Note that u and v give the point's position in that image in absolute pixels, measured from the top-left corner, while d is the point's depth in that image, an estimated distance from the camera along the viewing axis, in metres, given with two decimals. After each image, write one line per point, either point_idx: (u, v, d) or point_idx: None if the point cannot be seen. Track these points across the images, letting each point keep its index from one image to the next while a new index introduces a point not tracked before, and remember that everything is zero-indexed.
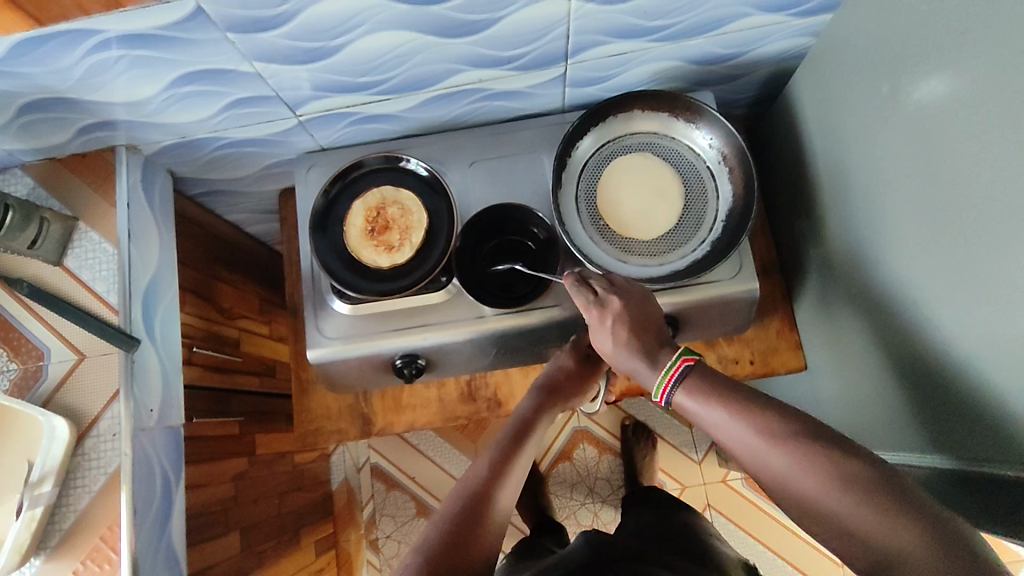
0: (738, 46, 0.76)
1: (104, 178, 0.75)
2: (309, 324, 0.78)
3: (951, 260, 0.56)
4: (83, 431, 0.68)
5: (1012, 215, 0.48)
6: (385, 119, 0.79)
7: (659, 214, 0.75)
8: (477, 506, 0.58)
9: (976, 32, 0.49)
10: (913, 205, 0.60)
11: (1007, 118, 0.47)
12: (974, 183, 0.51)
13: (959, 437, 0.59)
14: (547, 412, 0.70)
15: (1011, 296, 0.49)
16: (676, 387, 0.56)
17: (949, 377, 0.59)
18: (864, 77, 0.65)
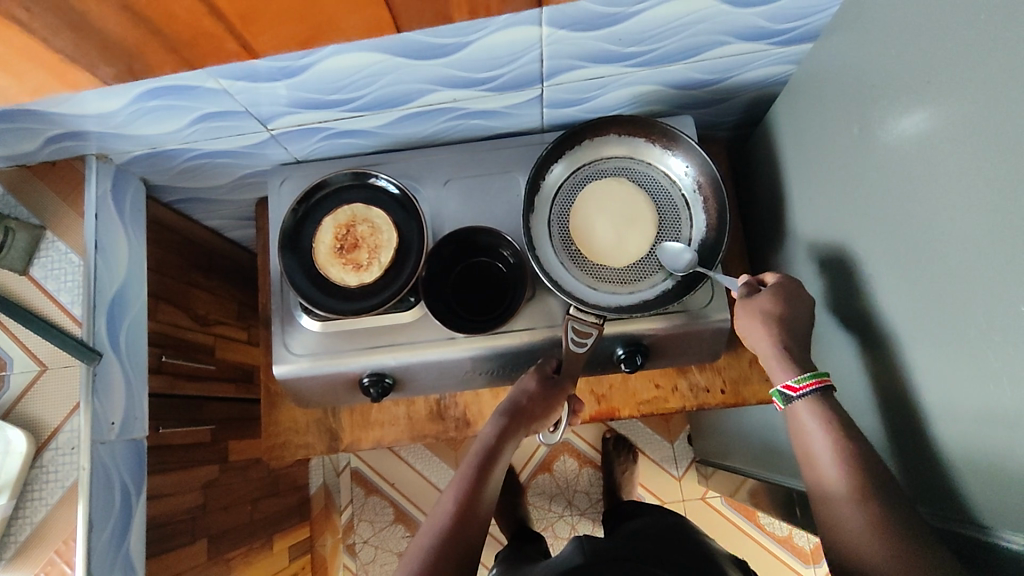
0: (718, 73, 0.74)
1: (73, 188, 0.74)
2: (277, 340, 0.77)
3: (912, 307, 0.55)
4: (42, 443, 0.69)
5: (975, 271, 0.47)
6: (359, 134, 0.78)
7: (635, 239, 0.74)
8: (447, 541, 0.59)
9: (947, 81, 0.48)
10: (879, 247, 0.59)
11: (971, 174, 0.46)
12: (936, 234, 0.51)
13: (919, 487, 0.58)
14: (513, 436, 0.71)
15: (966, 351, 0.49)
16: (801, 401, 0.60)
17: (913, 424, 0.58)
18: (840, 112, 0.64)
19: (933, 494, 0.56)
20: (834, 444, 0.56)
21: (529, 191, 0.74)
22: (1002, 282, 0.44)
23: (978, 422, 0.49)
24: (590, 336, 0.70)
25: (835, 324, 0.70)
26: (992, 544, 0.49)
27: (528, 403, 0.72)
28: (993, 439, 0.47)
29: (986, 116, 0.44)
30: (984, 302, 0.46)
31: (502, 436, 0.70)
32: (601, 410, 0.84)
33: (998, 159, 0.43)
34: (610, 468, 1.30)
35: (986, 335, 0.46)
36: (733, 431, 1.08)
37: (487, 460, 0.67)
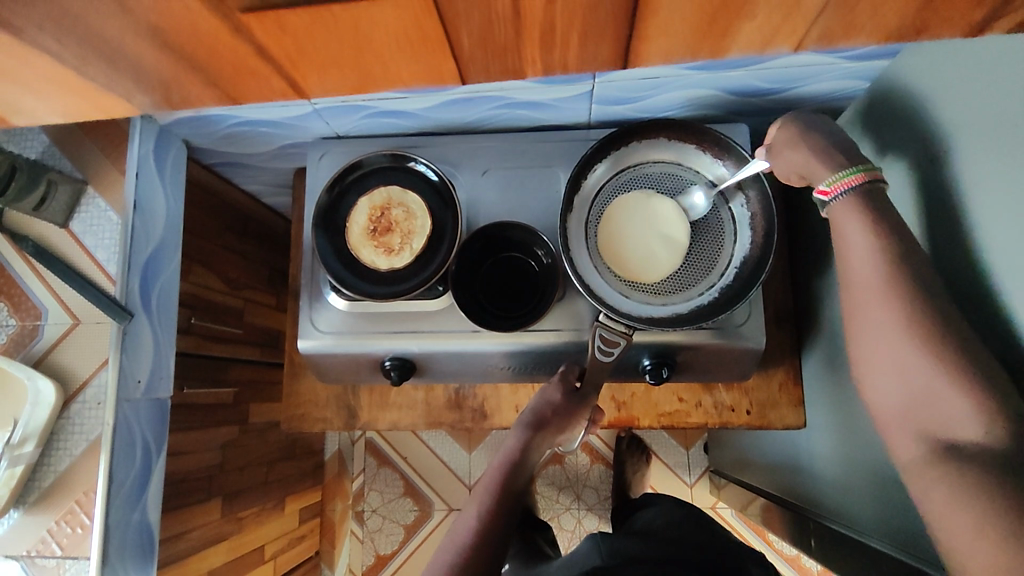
0: (782, 82, 0.70)
1: (117, 145, 0.75)
2: (304, 315, 0.78)
3: None
4: (70, 396, 0.70)
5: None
6: (403, 115, 0.77)
7: (669, 224, 0.71)
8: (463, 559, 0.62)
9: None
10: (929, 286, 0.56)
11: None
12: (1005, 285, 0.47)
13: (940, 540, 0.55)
14: (535, 449, 0.72)
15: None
16: (846, 194, 0.55)
17: None
18: (907, 139, 0.59)
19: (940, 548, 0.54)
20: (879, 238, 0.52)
21: (569, 188, 0.71)
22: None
23: None
24: (617, 346, 0.69)
25: None
26: None
27: (552, 417, 0.72)
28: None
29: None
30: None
31: (524, 450, 0.71)
32: (620, 417, 0.83)
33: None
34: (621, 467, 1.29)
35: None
36: (751, 447, 1.06)
37: (507, 476, 0.69)
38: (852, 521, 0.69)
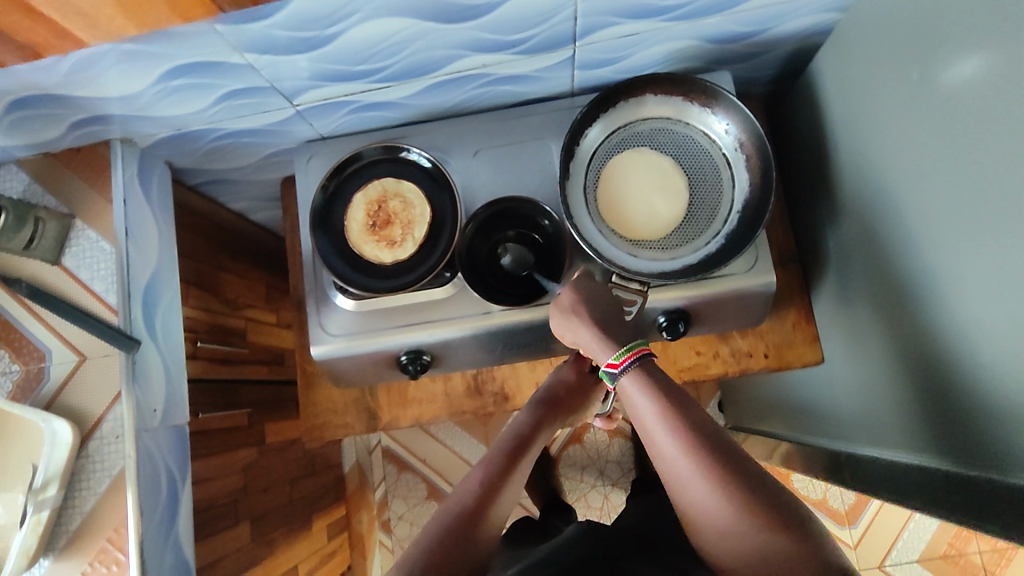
0: (757, 25, 0.71)
1: (100, 174, 0.73)
2: (312, 320, 0.76)
3: (971, 255, 0.52)
4: (87, 433, 0.68)
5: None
6: (386, 106, 0.76)
7: (645, 175, 0.72)
8: (479, 506, 0.60)
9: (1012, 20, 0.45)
10: (931, 197, 0.57)
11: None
12: (1001, 180, 0.47)
13: (965, 442, 0.56)
14: (547, 423, 0.73)
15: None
16: (628, 368, 0.59)
17: (963, 383, 0.56)
18: (889, 60, 0.60)
19: (972, 449, 0.55)
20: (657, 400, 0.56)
21: (564, 155, 0.72)
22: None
23: None
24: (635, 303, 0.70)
25: (878, 283, 0.68)
26: None
27: (565, 393, 0.77)
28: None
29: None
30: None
31: (537, 424, 0.72)
32: None
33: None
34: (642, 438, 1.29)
35: None
36: (768, 397, 1.07)
37: (520, 444, 0.69)
38: (881, 442, 0.70)
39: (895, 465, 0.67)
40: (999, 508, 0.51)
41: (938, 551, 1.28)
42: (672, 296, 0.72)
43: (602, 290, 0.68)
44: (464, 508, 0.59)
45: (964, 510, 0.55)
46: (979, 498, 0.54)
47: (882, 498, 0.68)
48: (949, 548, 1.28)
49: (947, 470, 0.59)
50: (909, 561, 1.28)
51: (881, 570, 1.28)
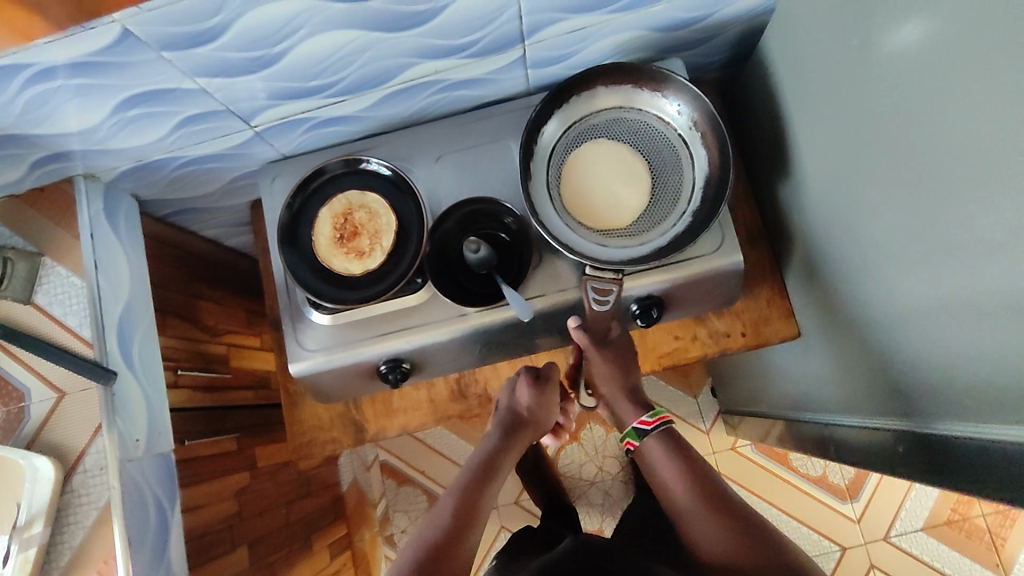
0: (700, 10, 0.72)
1: (66, 211, 0.74)
2: (289, 338, 0.76)
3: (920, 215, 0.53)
4: (70, 468, 0.68)
5: (983, 170, 0.44)
6: (345, 120, 0.77)
7: (594, 174, 0.73)
8: (453, 523, 0.66)
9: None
10: (876, 162, 0.58)
11: (967, 70, 0.44)
12: (937, 136, 0.48)
13: (935, 400, 0.57)
14: (512, 448, 0.77)
15: (981, 255, 0.47)
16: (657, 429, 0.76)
17: (927, 340, 0.56)
18: (825, 32, 0.61)
19: (943, 406, 0.56)
20: (679, 472, 0.71)
21: (523, 155, 0.72)
22: (1003, 177, 0.42)
23: (1000, 329, 0.46)
24: (610, 293, 0.71)
25: (839, 251, 0.69)
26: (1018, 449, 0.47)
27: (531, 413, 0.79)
28: (1007, 341, 0.46)
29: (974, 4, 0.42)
30: (990, 202, 0.44)
31: (500, 453, 0.76)
32: None
33: (993, 52, 0.41)
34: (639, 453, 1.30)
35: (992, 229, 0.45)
36: (753, 377, 1.08)
37: (485, 472, 0.73)
38: (858, 410, 0.71)
39: (876, 432, 0.68)
40: (974, 466, 0.52)
41: (941, 517, 1.28)
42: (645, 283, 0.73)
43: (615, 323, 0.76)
44: (439, 529, 0.65)
45: (939, 469, 0.56)
46: (953, 458, 0.54)
47: (875, 470, 0.68)
48: (951, 514, 1.28)
49: (921, 431, 0.59)
50: (914, 530, 1.28)
51: (887, 541, 1.28)
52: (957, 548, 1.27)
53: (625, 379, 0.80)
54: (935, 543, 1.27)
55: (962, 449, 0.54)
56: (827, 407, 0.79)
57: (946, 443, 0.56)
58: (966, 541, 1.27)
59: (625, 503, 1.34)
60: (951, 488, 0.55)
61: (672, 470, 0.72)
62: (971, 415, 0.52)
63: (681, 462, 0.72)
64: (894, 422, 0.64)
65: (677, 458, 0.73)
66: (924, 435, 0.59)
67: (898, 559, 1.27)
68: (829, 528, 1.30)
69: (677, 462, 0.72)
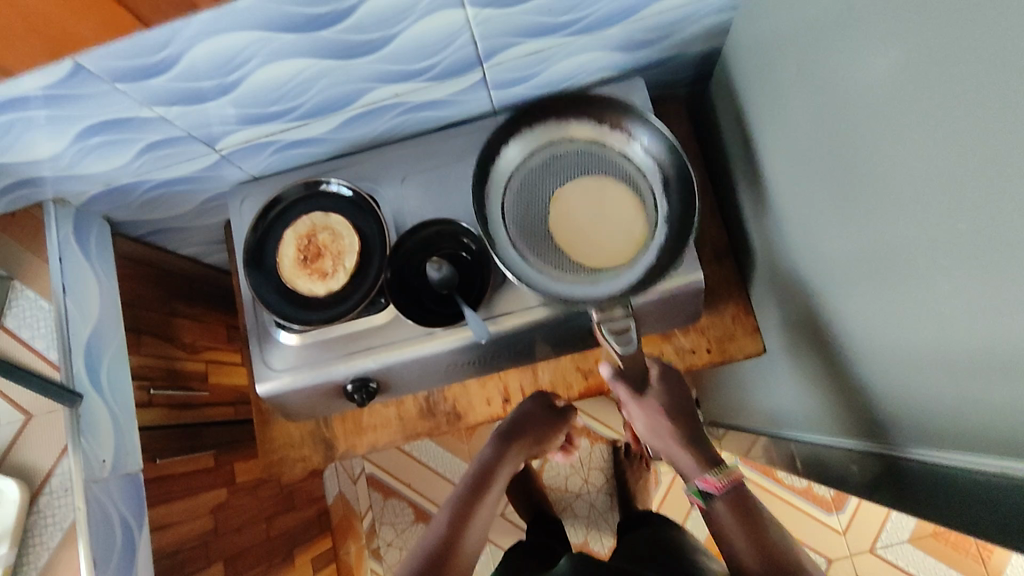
0: (659, 30, 0.72)
1: (36, 235, 0.75)
2: (256, 359, 0.77)
3: (862, 238, 0.53)
4: (37, 489, 0.69)
5: (910, 196, 0.45)
6: (311, 143, 0.78)
7: (563, 217, 0.70)
8: (452, 526, 0.69)
9: (858, 9, 0.46)
10: (823, 185, 0.58)
11: (891, 97, 0.44)
12: (872, 162, 0.49)
13: (891, 422, 0.56)
14: (508, 455, 0.81)
15: (913, 280, 0.47)
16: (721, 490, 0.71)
17: (877, 362, 0.56)
18: (775, 53, 0.62)
19: (897, 429, 0.56)
20: (737, 512, 0.69)
21: (477, 183, 0.71)
22: (928, 205, 0.43)
23: (938, 353, 0.47)
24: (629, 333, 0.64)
25: (799, 270, 0.69)
26: (969, 477, 0.47)
27: (527, 424, 0.83)
28: (948, 367, 0.46)
29: (895, 34, 0.42)
30: (920, 231, 0.45)
31: (499, 459, 0.80)
32: (590, 384, 0.85)
33: (913, 82, 0.42)
34: (622, 477, 1.30)
35: (922, 257, 0.45)
36: (731, 390, 1.07)
37: (485, 478, 0.77)
38: (823, 429, 0.72)
39: (840, 453, 0.68)
40: (930, 494, 0.52)
41: (927, 529, 1.27)
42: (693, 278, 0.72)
43: (676, 389, 0.79)
44: (441, 529, 0.69)
45: (903, 495, 0.56)
46: (912, 482, 0.54)
47: (849, 494, 0.68)
48: (938, 525, 1.27)
49: (877, 455, 0.60)
50: (900, 542, 1.27)
51: (872, 553, 1.27)
52: (943, 560, 1.26)
53: (677, 427, 0.78)
54: (921, 555, 1.26)
55: (917, 473, 0.54)
56: (797, 423, 0.79)
57: (902, 466, 0.56)
58: (953, 554, 1.26)
59: (610, 515, 1.35)
60: (911, 513, 0.55)
61: (726, 508, 0.70)
62: (923, 439, 0.52)
63: (747, 516, 0.69)
64: (856, 443, 0.64)
65: (743, 513, 0.69)
66: (880, 459, 0.59)
67: (885, 572, 1.26)
68: (815, 540, 1.29)
69: (741, 517, 0.69)
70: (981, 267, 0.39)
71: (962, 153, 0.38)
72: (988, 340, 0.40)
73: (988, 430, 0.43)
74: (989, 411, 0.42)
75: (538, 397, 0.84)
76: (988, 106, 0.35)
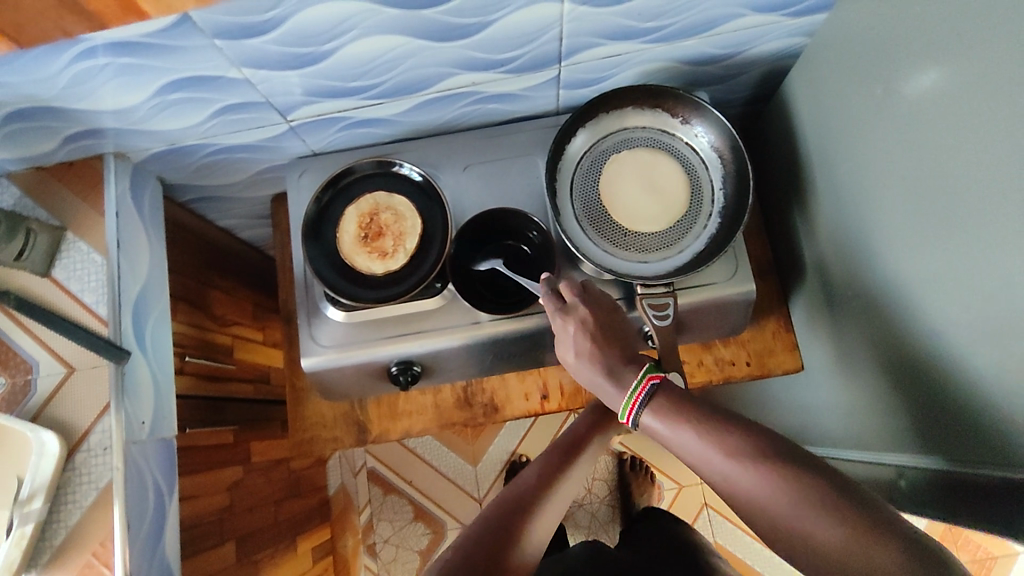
0: (731, 47, 0.75)
1: (92, 188, 0.74)
2: (303, 333, 0.76)
3: (938, 257, 0.55)
4: (73, 445, 0.68)
5: (1003, 217, 0.47)
6: (378, 123, 0.78)
7: (633, 200, 0.75)
8: (538, 486, 0.60)
9: (965, 36, 0.48)
10: (897, 203, 0.60)
11: (994, 121, 0.46)
12: (964, 187, 0.51)
13: (951, 440, 0.58)
14: (605, 427, 0.70)
15: (1004, 299, 0.48)
16: (643, 408, 0.57)
17: (941, 379, 0.58)
18: (855, 78, 0.64)
19: (958, 448, 0.57)
20: (686, 427, 0.54)
21: (550, 170, 0.75)
22: None
23: (1016, 371, 0.48)
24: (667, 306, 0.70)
25: (854, 286, 0.71)
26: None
27: None
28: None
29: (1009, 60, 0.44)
30: (1011, 250, 0.47)
31: (595, 425, 0.69)
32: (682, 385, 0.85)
33: (1022, 109, 0.44)
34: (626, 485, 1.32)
35: (1011, 274, 0.47)
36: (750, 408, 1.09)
37: (574, 443, 0.67)
38: (868, 447, 0.73)
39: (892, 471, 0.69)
40: (1008, 508, 0.52)
41: None
42: (744, 287, 0.74)
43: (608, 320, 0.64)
44: (524, 488, 0.60)
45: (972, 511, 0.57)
46: (978, 495, 0.55)
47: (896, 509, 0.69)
48: None
49: (937, 471, 0.61)
50: None
51: None
52: None
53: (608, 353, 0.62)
54: None
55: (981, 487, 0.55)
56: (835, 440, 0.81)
57: (965, 480, 0.57)
58: None
59: (612, 528, 1.34)
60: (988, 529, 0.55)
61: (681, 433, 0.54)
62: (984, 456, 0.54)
63: (694, 425, 0.53)
64: (910, 459, 0.65)
65: (682, 420, 0.54)
66: (940, 475, 0.61)
67: None
68: None
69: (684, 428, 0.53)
70: None
71: None
72: None
73: None
74: None
75: None
76: None
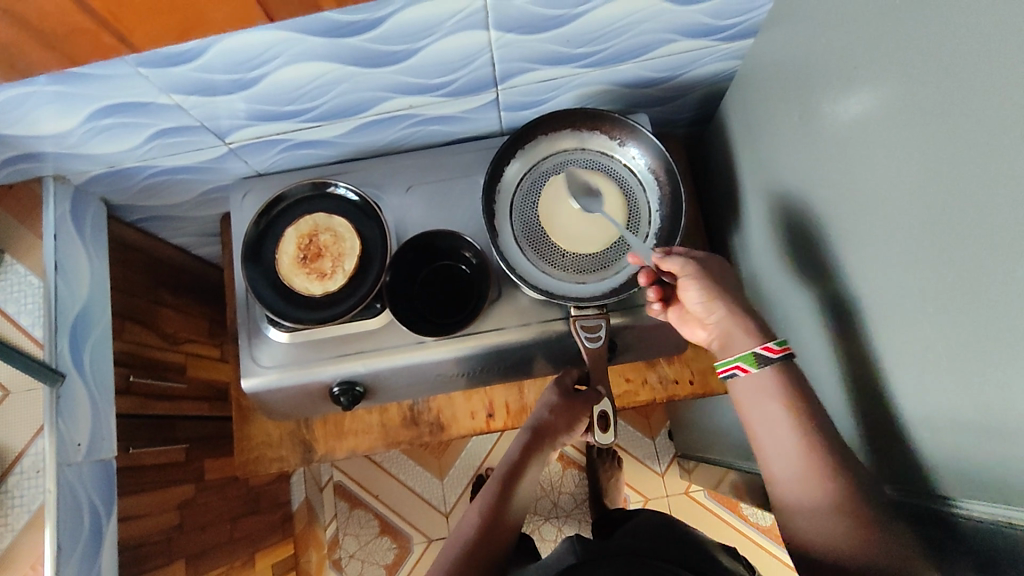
0: (666, 71, 0.76)
1: (31, 210, 0.74)
2: (244, 353, 0.77)
3: (853, 282, 0.56)
4: (6, 468, 0.68)
5: (907, 247, 0.47)
6: (319, 144, 0.79)
7: (570, 220, 0.76)
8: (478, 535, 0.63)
9: (866, 70, 0.49)
10: (820, 228, 0.61)
11: (895, 153, 0.47)
12: (871, 215, 0.51)
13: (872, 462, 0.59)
14: (535, 456, 0.72)
15: (906, 328, 0.49)
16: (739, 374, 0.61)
17: (862, 402, 0.59)
18: (781, 103, 0.65)
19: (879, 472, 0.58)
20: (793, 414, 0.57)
21: (487, 191, 0.75)
22: (926, 257, 0.45)
23: (920, 399, 0.49)
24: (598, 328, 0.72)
25: (787, 307, 0.71)
26: (944, 513, 0.48)
27: (553, 417, 0.73)
28: (935, 412, 0.48)
29: (904, 94, 0.45)
30: (913, 279, 0.47)
31: (523, 458, 0.71)
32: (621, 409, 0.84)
33: (918, 142, 0.44)
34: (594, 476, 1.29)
35: (913, 304, 0.48)
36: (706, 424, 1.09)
37: (508, 481, 0.69)
38: None
39: None
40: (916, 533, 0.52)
41: None
42: None
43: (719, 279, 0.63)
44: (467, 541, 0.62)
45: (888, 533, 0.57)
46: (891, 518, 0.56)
47: None
48: None
49: None
50: None
51: None
52: None
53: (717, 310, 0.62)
54: None
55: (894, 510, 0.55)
56: None
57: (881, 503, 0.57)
58: None
59: None
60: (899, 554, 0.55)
61: (782, 419, 0.58)
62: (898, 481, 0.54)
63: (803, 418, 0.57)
64: None
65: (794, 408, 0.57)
66: None
67: None
68: None
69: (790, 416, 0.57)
70: (968, 320, 0.42)
71: (961, 213, 0.41)
72: (971, 387, 0.43)
73: (963, 474, 0.46)
74: (970, 454, 0.44)
75: (553, 387, 0.76)
76: (993, 164, 0.38)
